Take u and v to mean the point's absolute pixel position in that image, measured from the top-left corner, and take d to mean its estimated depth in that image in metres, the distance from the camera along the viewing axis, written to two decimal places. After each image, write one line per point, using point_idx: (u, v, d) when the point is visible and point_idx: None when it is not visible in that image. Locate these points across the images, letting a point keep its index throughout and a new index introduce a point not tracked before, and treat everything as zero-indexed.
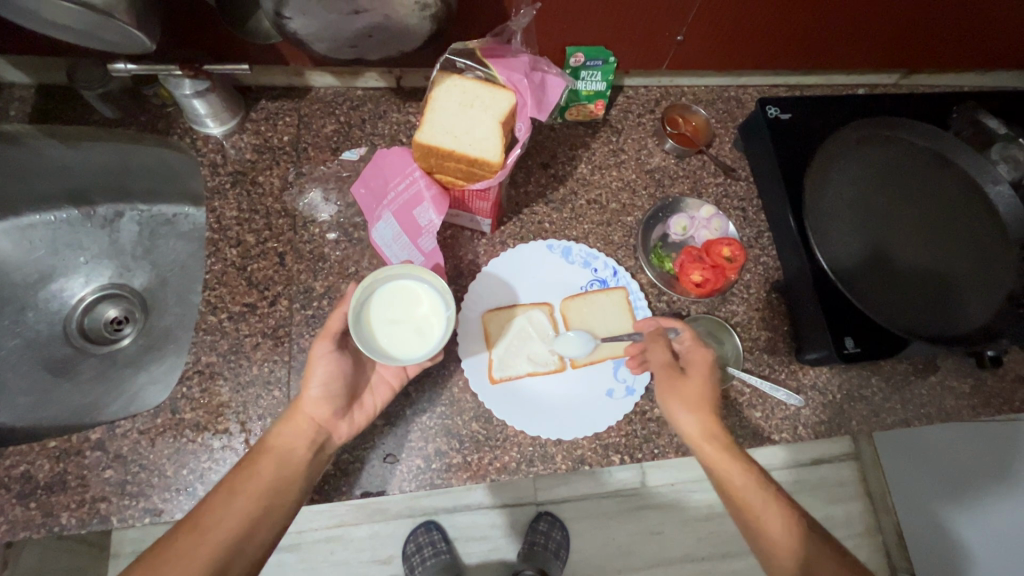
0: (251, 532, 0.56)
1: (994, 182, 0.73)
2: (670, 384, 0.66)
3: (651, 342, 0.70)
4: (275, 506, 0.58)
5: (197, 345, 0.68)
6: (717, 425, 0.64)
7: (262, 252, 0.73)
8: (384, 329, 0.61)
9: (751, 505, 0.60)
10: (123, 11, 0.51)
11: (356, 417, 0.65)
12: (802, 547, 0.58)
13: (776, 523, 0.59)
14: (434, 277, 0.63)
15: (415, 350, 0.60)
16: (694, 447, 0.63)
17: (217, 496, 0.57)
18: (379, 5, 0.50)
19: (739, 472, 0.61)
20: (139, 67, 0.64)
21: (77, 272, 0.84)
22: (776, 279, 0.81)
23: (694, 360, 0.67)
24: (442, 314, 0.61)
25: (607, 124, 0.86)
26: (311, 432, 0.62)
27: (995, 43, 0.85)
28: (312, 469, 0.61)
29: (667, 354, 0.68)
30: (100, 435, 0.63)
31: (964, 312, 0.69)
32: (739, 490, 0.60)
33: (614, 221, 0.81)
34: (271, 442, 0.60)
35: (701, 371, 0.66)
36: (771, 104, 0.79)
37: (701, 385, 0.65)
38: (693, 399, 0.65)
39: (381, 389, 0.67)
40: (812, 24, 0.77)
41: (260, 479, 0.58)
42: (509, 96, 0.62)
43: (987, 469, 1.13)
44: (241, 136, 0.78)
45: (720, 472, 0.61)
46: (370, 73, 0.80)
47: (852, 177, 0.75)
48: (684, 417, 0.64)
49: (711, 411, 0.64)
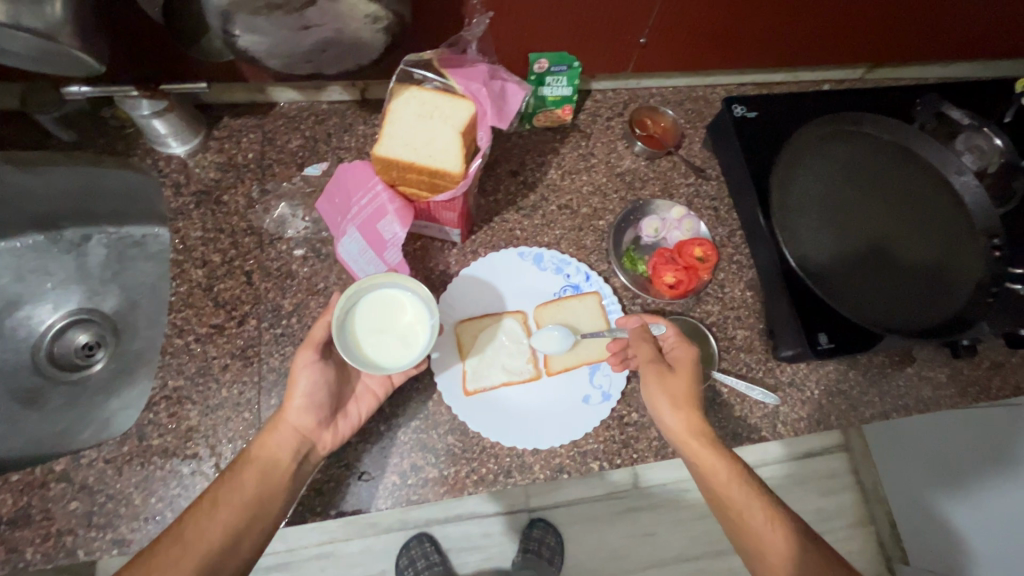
0: (236, 543, 0.56)
1: (959, 172, 0.73)
2: (658, 380, 0.66)
3: (636, 341, 0.70)
4: (259, 518, 0.58)
5: (164, 369, 0.67)
6: (703, 422, 0.64)
7: (229, 272, 0.72)
8: (369, 338, 0.60)
9: (734, 500, 0.60)
10: (68, 35, 0.50)
11: (340, 427, 0.64)
12: (784, 542, 0.58)
13: (758, 519, 0.59)
14: (419, 285, 0.62)
15: (401, 359, 0.60)
16: (679, 444, 0.63)
17: (199, 508, 0.56)
18: (330, 20, 0.49)
19: (724, 467, 0.61)
20: (93, 89, 0.62)
21: (45, 298, 0.82)
22: (750, 277, 0.81)
23: (681, 358, 0.67)
24: (427, 322, 0.61)
25: (576, 129, 0.85)
26: (296, 443, 0.61)
27: (954, 36, 0.86)
28: (295, 480, 0.61)
29: (653, 351, 0.68)
30: (65, 466, 0.62)
31: (938, 301, 0.69)
32: (723, 485, 0.61)
33: (585, 226, 0.81)
34: (254, 453, 0.60)
35: (686, 368, 0.66)
36: (737, 103, 0.79)
37: (686, 382, 0.65)
38: (679, 396, 0.65)
39: (366, 399, 0.66)
40: (774, 22, 0.78)
41: (243, 490, 0.58)
42: (469, 106, 0.61)
43: (977, 458, 1.07)
44: (205, 155, 0.77)
45: (705, 468, 0.62)
46: (334, 87, 0.79)
47: (816, 175, 0.75)
48: (668, 414, 0.64)
49: (696, 407, 0.64)
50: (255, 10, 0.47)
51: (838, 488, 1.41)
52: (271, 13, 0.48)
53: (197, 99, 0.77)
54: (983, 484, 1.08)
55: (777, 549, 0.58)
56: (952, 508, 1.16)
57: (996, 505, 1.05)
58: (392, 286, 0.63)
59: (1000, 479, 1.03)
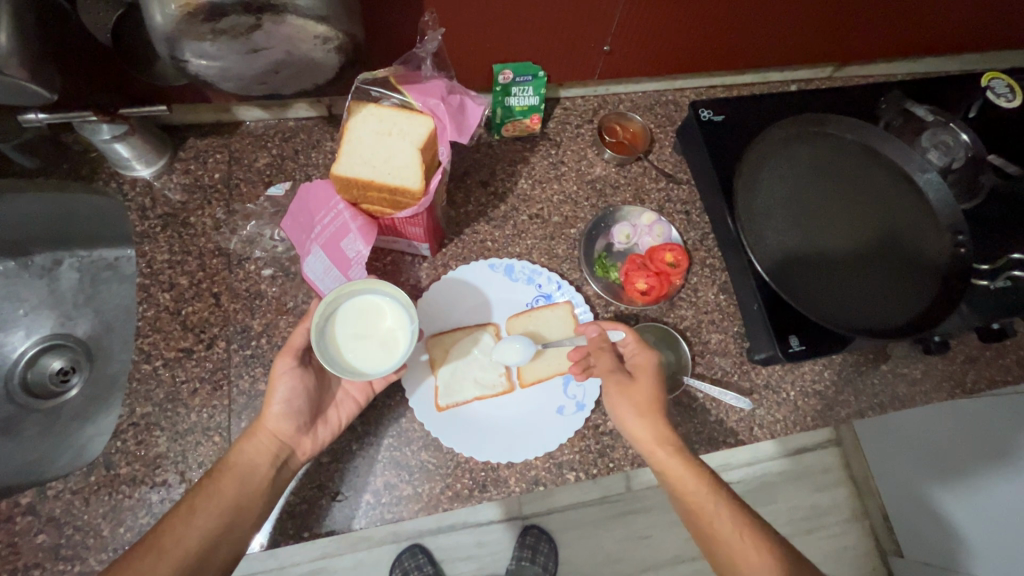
0: (211, 551, 0.54)
1: (923, 169, 0.72)
2: (619, 390, 0.66)
3: (596, 350, 0.70)
4: (237, 523, 0.56)
5: (131, 397, 0.66)
6: (669, 429, 0.64)
7: (196, 294, 0.72)
8: (349, 343, 0.60)
9: (703, 508, 0.59)
10: (15, 66, 0.50)
11: (320, 432, 0.64)
12: (755, 551, 0.56)
13: (726, 526, 0.58)
14: (398, 289, 0.62)
15: (382, 365, 0.59)
16: (647, 453, 0.63)
17: (176, 515, 0.55)
18: (277, 43, 0.49)
19: (687, 474, 0.61)
20: (51, 116, 0.61)
21: (17, 325, 0.79)
22: (722, 280, 0.82)
23: (642, 364, 0.68)
24: (407, 328, 0.60)
25: (545, 138, 0.85)
26: (274, 449, 0.61)
27: (918, 32, 0.87)
28: (274, 485, 0.59)
29: (613, 359, 0.69)
30: (31, 499, 0.61)
31: (899, 303, 0.69)
32: (688, 491, 0.60)
33: (556, 235, 0.81)
34: (233, 459, 0.59)
35: (648, 373, 0.67)
36: (703, 107, 0.81)
37: (650, 390, 0.66)
38: (644, 404, 0.65)
39: (346, 404, 0.66)
40: (737, 26, 0.78)
41: (221, 497, 0.57)
42: (427, 120, 0.61)
43: (978, 456, 1.04)
44: (171, 177, 0.77)
45: (671, 474, 0.61)
46: (299, 104, 0.79)
47: (781, 176, 0.75)
48: (634, 422, 0.64)
49: (660, 415, 0.64)
50: (199, 35, 0.47)
51: (832, 482, 1.40)
52: (216, 38, 0.48)
53: (161, 121, 0.76)
54: (985, 478, 1.05)
55: (747, 558, 0.55)
56: (952, 504, 1.12)
57: (1001, 500, 1.02)
58: (371, 291, 0.62)
59: (1001, 476, 1.01)
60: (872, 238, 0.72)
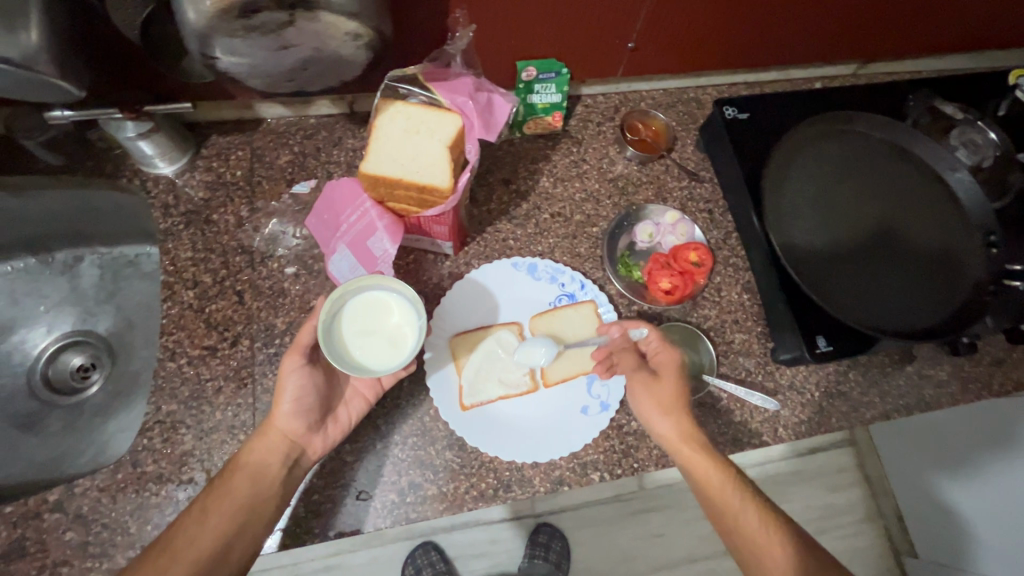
0: (224, 554, 0.54)
1: (953, 168, 0.71)
2: (643, 389, 0.68)
3: (618, 352, 0.72)
4: (249, 524, 0.56)
5: (157, 394, 0.67)
6: (694, 428, 0.65)
7: (220, 292, 0.72)
8: (357, 341, 0.59)
9: (729, 506, 0.61)
10: (46, 63, 0.50)
11: (330, 431, 0.64)
12: (781, 548, 0.58)
13: (752, 523, 0.60)
14: (405, 285, 0.61)
15: (390, 361, 0.59)
16: (673, 452, 0.64)
17: (189, 516, 0.56)
18: (307, 40, 0.49)
19: (713, 472, 0.62)
20: (76, 113, 0.62)
21: (39, 321, 0.80)
22: (746, 279, 0.81)
23: (666, 364, 0.69)
24: (414, 323, 0.60)
25: (567, 135, 0.85)
26: (285, 448, 0.60)
27: (947, 27, 0.85)
28: (286, 485, 0.59)
29: (636, 360, 0.70)
30: (58, 496, 0.61)
31: (929, 305, 0.68)
32: (715, 487, 0.62)
33: (579, 233, 0.80)
34: (244, 459, 0.59)
35: (672, 371, 0.68)
36: (728, 104, 0.81)
37: (673, 387, 0.67)
38: (667, 402, 0.66)
39: (355, 403, 0.66)
40: (762, 22, 0.77)
41: (232, 498, 0.57)
42: (456, 120, 0.61)
43: (991, 450, 1.03)
44: (193, 174, 0.77)
45: (698, 471, 0.63)
46: (322, 101, 0.78)
47: (810, 173, 0.75)
48: (659, 421, 0.66)
49: (685, 411, 0.66)
50: (231, 31, 0.46)
51: (847, 483, 1.38)
52: (247, 34, 0.47)
53: (183, 118, 0.76)
54: (993, 468, 1.04)
55: (774, 553, 0.58)
56: (958, 496, 1.13)
57: (1002, 489, 1.02)
58: (376, 288, 0.61)
59: (1003, 462, 1.01)
60: (902, 239, 0.72)
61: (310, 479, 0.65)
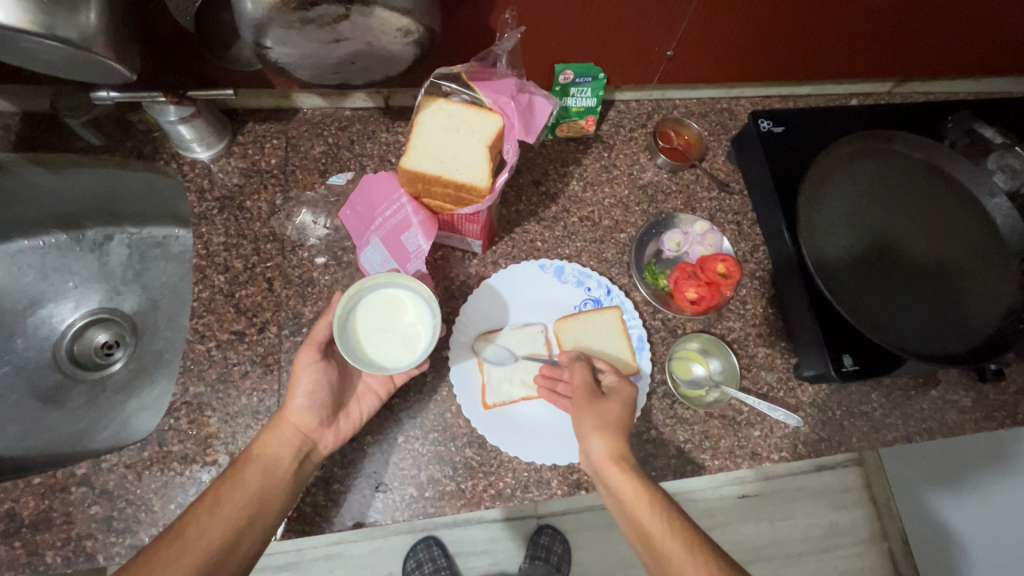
0: (233, 547, 0.54)
1: (992, 194, 0.74)
2: (590, 406, 0.64)
3: (572, 365, 0.70)
4: (260, 515, 0.57)
5: (185, 376, 0.68)
6: (626, 447, 0.61)
7: (250, 278, 0.72)
8: (371, 338, 0.59)
9: (656, 533, 0.56)
10: (101, 45, 0.50)
11: (342, 426, 0.64)
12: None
13: (680, 553, 0.54)
14: (421, 285, 0.61)
15: (403, 359, 0.59)
16: (602, 468, 0.60)
17: (199, 507, 0.55)
18: (360, 34, 0.49)
19: (638, 493, 0.58)
20: (121, 95, 0.63)
21: (66, 297, 0.81)
22: (773, 294, 0.80)
23: (618, 391, 0.66)
24: (428, 323, 0.60)
25: (599, 140, 0.85)
26: (297, 442, 0.61)
27: (989, 52, 0.84)
28: (297, 479, 0.60)
29: (586, 376, 0.67)
30: (86, 470, 0.62)
31: (971, 319, 0.69)
32: (639, 507, 0.57)
33: (606, 238, 0.81)
34: (256, 452, 0.59)
35: (620, 399, 0.65)
36: (764, 117, 0.80)
37: (616, 410, 0.64)
38: (607, 422, 0.63)
39: (368, 399, 0.66)
40: (801, 38, 0.77)
41: (244, 489, 0.57)
42: (497, 119, 0.62)
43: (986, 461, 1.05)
44: (229, 160, 0.77)
45: (623, 493, 0.58)
46: (358, 94, 0.79)
47: (843, 192, 0.76)
48: (593, 437, 0.62)
49: (621, 434, 0.62)
50: (288, 23, 0.47)
51: (854, 502, 1.36)
52: (303, 27, 0.48)
53: (222, 105, 0.77)
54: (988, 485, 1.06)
55: None
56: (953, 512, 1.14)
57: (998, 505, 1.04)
58: (393, 287, 0.62)
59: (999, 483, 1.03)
60: (943, 262, 0.73)
61: (331, 469, 0.66)
